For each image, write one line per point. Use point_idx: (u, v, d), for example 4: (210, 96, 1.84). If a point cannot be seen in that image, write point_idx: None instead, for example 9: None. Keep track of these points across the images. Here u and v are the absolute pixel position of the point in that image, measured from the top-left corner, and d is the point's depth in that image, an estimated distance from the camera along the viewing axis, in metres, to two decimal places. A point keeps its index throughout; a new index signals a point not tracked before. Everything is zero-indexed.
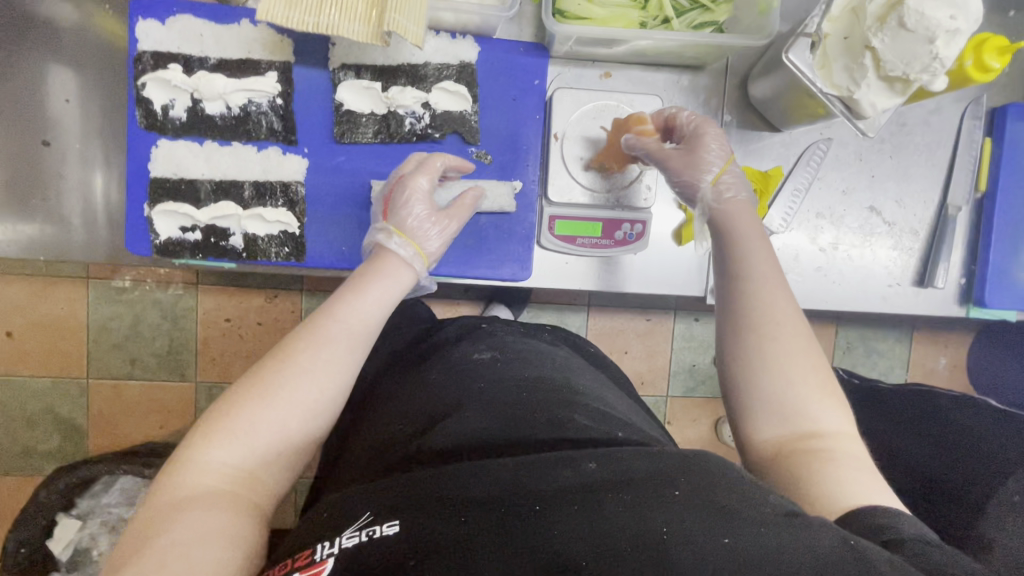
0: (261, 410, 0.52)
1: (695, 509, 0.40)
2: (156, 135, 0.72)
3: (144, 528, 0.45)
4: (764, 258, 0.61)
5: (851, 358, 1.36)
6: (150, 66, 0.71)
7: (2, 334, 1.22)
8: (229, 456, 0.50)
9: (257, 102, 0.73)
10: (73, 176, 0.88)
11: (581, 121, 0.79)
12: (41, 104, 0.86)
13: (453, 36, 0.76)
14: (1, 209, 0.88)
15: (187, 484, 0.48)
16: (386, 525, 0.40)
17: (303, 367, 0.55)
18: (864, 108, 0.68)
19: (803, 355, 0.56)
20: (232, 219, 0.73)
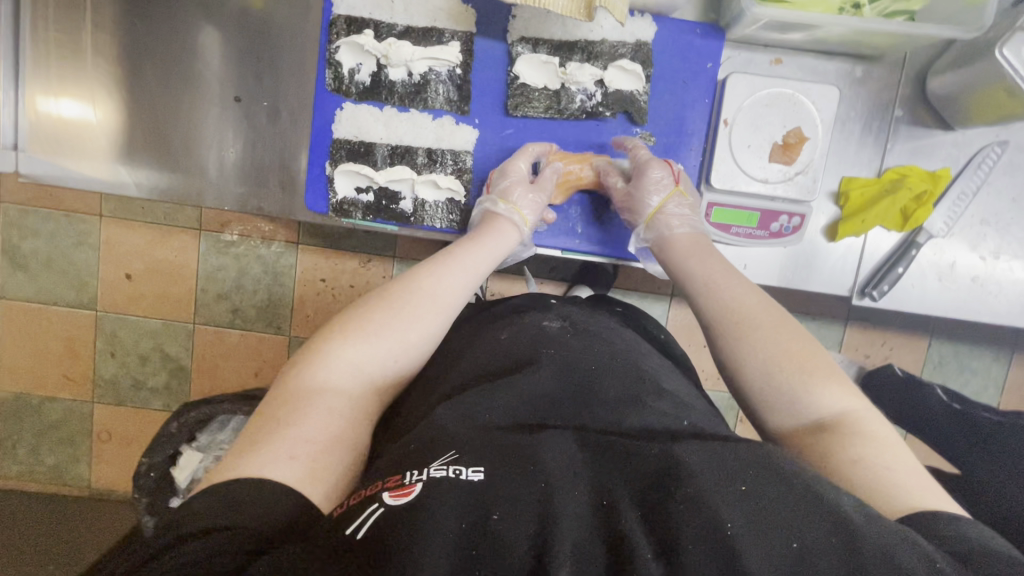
0: (387, 325, 0.59)
1: (772, 514, 0.35)
2: (341, 98, 0.76)
3: (267, 419, 0.49)
4: (742, 284, 0.64)
5: (941, 372, 1.25)
6: (344, 31, 0.74)
7: (122, 275, 1.22)
8: (341, 368, 0.55)
9: (437, 71, 0.75)
10: (210, 119, 0.85)
11: (752, 109, 0.77)
12: (200, 47, 0.83)
13: (631, 15, 0.76)
14: (143, 151, 0.86)
15: (318, 377, 0.54)
16: (470, 470, 0.38)
17: (422, 296, 0.63)
18: None
19: (785, 340, 0.57)
20: (406, 184, 0.76)
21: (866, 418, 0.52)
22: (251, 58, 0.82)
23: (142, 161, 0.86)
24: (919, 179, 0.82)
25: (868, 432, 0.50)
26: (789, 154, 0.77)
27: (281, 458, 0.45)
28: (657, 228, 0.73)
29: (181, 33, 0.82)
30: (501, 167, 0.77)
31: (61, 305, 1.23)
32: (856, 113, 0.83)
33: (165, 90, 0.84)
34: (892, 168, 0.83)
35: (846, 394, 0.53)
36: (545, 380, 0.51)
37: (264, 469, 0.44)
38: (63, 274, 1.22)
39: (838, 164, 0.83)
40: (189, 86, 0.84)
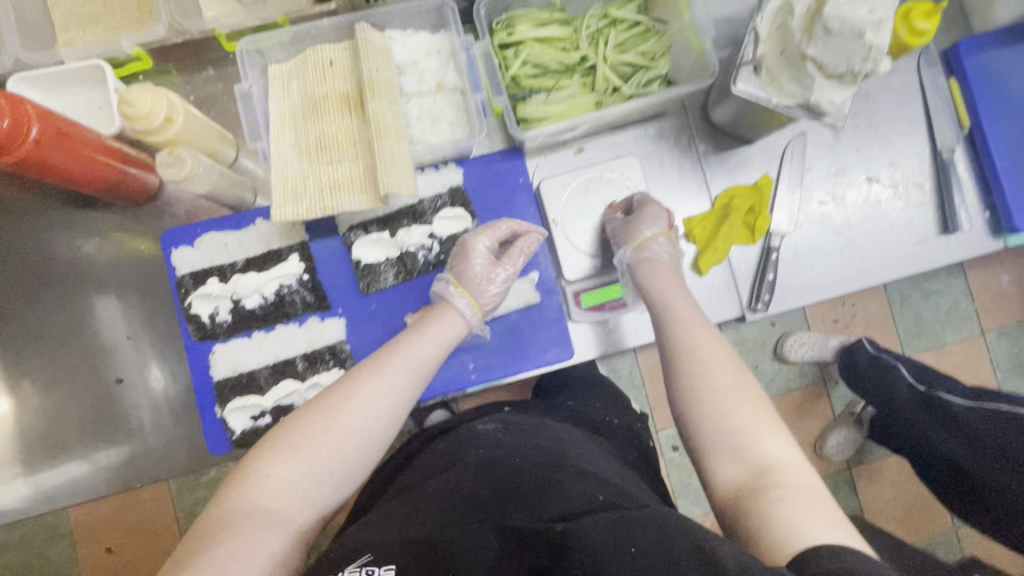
0: (324, 433, 0.57)
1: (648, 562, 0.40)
2: (209, 342, 0.79)
3: (196, 534, 0.50)
4: (694, 316, 0.66)
5: (910, 306, 1.27)
6: (192, 287, 0.79)
7: (103, 552, 1.17)
8: (286, 471, 0.54)
9: (287, 284, 0.80)
10: (132, 371, 0.91)
11: (571, 201, 0.85)
12: (100, 328, 0.90)
13: (437, 168, 0.83)
14: (79, 435, 0.90)
15: (250, 497, 0.52)
16: (384, 569, 0.45)
17: (361, 401, 0.59)
18: (825, 106, 0.71)
19: (732, 374, 0.59)
20: (294, 395, 0.78)
21: (802, 466, 0.52)
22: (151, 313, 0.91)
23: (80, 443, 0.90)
24: (745, 196, 0.88)
25: (798, 479, 0.50)
26: None
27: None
28: (646, 252, 0.75)
29: (81, 327, 0.90)
30: (462, 242, 0.77)
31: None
32: (667, 162, 0.90)
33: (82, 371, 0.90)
34: (720, 194, 0.90)
35: (789, 446, 0.54)
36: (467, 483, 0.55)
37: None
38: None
39: (674, 209, 0.90)
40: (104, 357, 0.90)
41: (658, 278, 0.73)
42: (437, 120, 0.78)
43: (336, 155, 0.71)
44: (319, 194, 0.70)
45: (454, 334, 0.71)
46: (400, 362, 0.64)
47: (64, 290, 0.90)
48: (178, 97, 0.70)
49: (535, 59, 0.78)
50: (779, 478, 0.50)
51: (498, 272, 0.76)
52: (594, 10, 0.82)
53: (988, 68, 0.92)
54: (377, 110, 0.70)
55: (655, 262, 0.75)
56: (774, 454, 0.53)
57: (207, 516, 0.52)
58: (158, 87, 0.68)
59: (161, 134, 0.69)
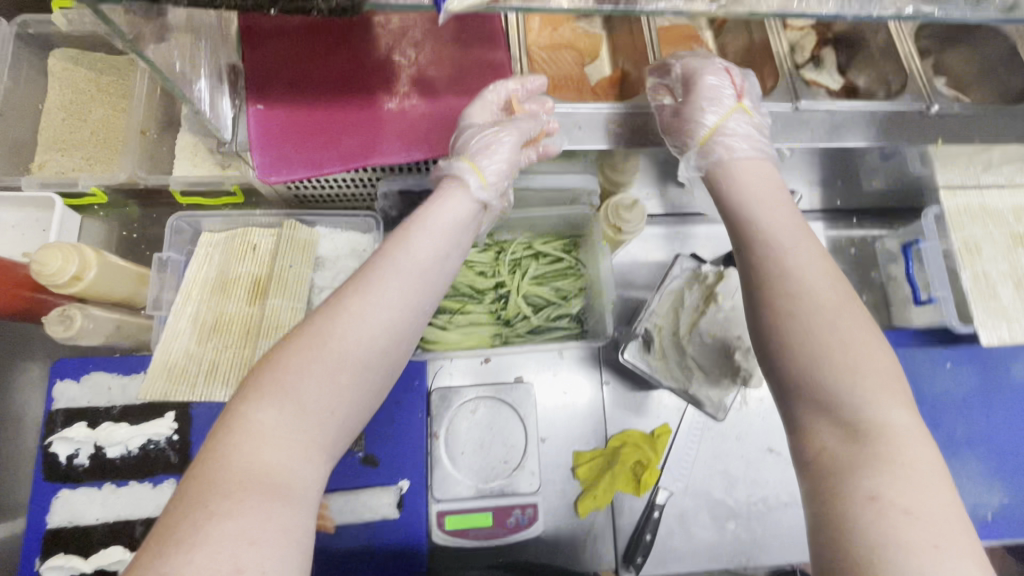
0: (306, 368, 0.45)
1: None
2: (57, 484, 0.77)
3: (177, 513, 0.39)
4: (839, 298, 0.48)
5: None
6: (60, 424, 0.78)
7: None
8: (290, 420, 0.44)
9: (155, 440, 0.79)
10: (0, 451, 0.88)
11: (458, 418, 0.85)
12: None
13: None
14: None
15: (240, 458, 0.41)
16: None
17: (348, 324, 0.46)
18: (702, 399, 0.72)
19: (873, 358, 0.46)
20: (121, 563, 0.75)
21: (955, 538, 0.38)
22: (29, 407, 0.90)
23: None
24: (636, 444, 0.86)
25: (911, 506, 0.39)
26: (506, 453, 0.83)
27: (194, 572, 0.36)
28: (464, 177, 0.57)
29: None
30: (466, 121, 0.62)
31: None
32: (571, 390, 0.90)
33: None
34: (613, 435, 0.88)
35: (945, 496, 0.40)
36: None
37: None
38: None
39: (567, 439, 0.88)
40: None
41: (743, 165, 0.58)
42: None
43: (223, 340, 0.73)
44: (197, 376, 0.72)
45: (469, 220, 0.55)
46: (399, 270, 0.49)
47: None
48: (94, 252, 0.74)
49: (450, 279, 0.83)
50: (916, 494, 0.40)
51: (511, 163, 0.60)
52: (520, 239, 0.87)
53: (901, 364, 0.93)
54: (275, 308, 0.74)
55: (450, 188, 0.56)
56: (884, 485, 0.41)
57: (201, 476, 0.41)
58: (74, 245, 0.73)
59: (73, 287, 0.72)
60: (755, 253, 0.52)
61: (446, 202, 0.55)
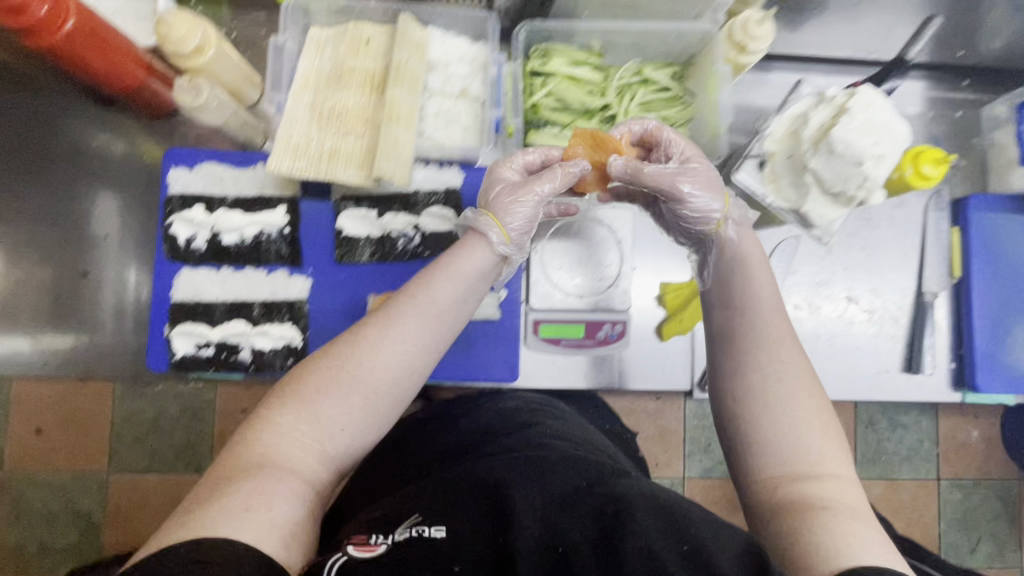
0: (328, 388, 0.53)
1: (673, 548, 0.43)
2: (178, 263, 0.82)
3: (218, 470, 0.50)
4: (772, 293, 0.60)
5: (875, 432, 1.31)
6: (178, 206, 0.81)
7: (31, 430, 1.19)
8: (307, 431, 0.52)
9: (268, 231, 0.83)
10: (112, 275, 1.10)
11: (558, 234, 0.85)
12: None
13: (440, 166, 0.85)
14: None
15: (265, 449, 0.51)
16: (433, 527, 0.46)
17: (361, 391, 0.54)
18: (815, 218, 0.74)
19: (796, 381, 0.56)
20: (241, 337, 0.81)
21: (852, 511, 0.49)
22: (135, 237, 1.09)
23: None
24: None
25: (831, 493, 0.50)
26: (602, 273, 0.86)
27: (226, 512, 0.45)
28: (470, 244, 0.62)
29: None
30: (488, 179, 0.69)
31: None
32: None
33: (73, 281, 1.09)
34: None
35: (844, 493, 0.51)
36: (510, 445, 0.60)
37: (218, 527, 0.44)
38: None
39: (656, 271, 0.90)
40: (86, 275, 1.10)
41: (745, 247, 0.62)
42: (452, 122, 0.82)
43: (343, 128, 0.74)
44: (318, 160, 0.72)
45: (484, 271, 0.61)
46: (414, 304, 0.57)
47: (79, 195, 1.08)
48: (216, 31, 0.73)
49: (561, 94, 0.83)
50: (833, 491, 0.51)
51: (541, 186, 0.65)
52: (631, 65, 0.85)
53: (991, 227, 0.93)
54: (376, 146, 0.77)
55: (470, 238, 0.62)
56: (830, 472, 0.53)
57: (234, 457, 0.51)
58: (197, 18, 0.72)
59: (192, 60, 0.73)
60: (728, 282, 0.62)
61: (470, 239, 0.62)
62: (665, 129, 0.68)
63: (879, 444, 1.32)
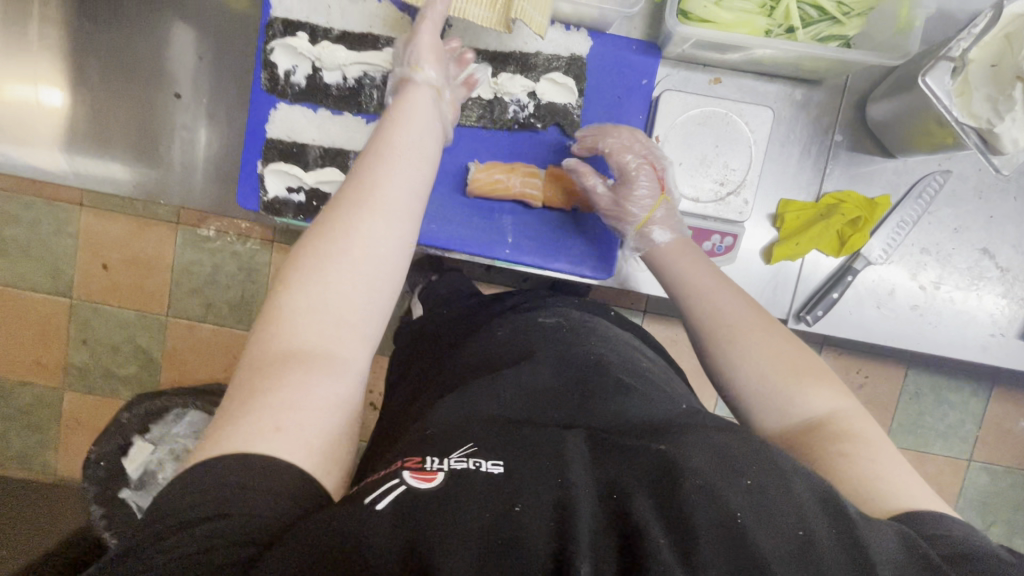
0: (331, 256, 0.48)
1: (766, 500, 0.38)
2: (276, 98, 0.76)
3: (242, 381, 0.44)
4: (733, 292, 0.63)
5: (918, 404, 1.25)
6: (280, 32, 0.74)
7: (99, 264, 1.24)
8: (319, 298, 0.47)
9: (371, 75, 0.76)
10: (179, 119, 0.88)
11: (684, 126, 0.77)
12: (152, 49, 0.86)
13: (567, 28, 0.76)
14: (114, 144, 0.88)
15: (284, 333, 0.46)
16: (489, 463, 0.40)
17: (375, 240, 0.50)
18: (1004, 144, 0.63)
19: (773, 342, 0.58)
20: (335, 186, 0.77)
21: (870, 444, 0.50)
22: (217, 54, 0.86)
23: (109, 153, 0.88)
24: (856, 206, 0.81)
25: (853, 430, 0.51)
26: (723, 178, 0.77)
27: (265, 432, 0.41)
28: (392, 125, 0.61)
29: (149, 29, 0.85)
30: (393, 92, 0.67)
31: (36, 291, 1.25)
32: (797, 137, 0.82)
33: (156, 102, 0.87)
34: (829, 193, 0.82)
35: (837, 395, 0.54)
36: (539, 378, 0.53)
37: (252, 444, 0.40)
38: (42, 260, 1.24)
39: (775, 186, 0.83)
40: (178, 97, 0.87)
41: (668, 250, 0.71)
42: None
43: None
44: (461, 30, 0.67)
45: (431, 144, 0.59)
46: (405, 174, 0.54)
47: None
48: None
49: None
50: (846, 425, 0.52)
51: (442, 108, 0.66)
52: None
53: None
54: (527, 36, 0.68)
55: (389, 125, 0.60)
56: (823, 406, 0.54)
57: (252, 352, 0.46)
58: None
59: None
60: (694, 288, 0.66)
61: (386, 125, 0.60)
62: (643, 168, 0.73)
63: (919, 417, 1.26)
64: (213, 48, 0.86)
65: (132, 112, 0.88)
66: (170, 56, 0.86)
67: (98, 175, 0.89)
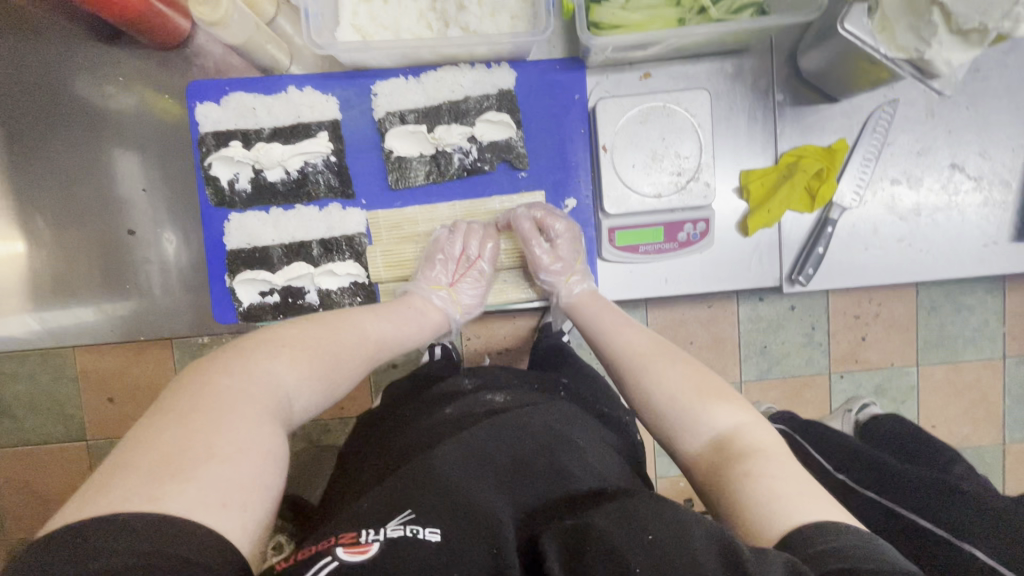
0: (302, 356, 0.54)
1: (666, 556, 0.38)
2: (226, 209, 0.77)
3: (185, 434, 0.42)
4: (648, 337, 0.65)
5: (938, 317, 1.23)
6: (213, 147, 0.75)
7: (105, 400, 1.23)
8: (285, 389, 0.51)
9: (313, 163, 0.76)
10: (137, 251, 0.88)
11: (627, 128, 0.77)
12: (99, 188, 0.86)
13: (489, 66, 0.76)
14: (84, 290, 0.88)
15: (234, 400, 0.46)
16: (426, 530, 0.44)
17: (348, 350, 0.59)
18: (939, 67, 0.63)
19: (685, 386, 0.58)
20: (306, 278, 0.77)
21: (771, 462, 0.49)
22: (160, 171, 0.86)
23: (81, 300, 0.88)
24: (814, 158, 0.81)
25: (762, 451, 0.50)
26: (680, 169, 0.77)
27: (210, 499, 0.39)
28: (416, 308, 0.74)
29: (93, 171, 0.85)
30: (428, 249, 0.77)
31: (50, 442, 1.24)
32: (739, 107, 0.82)
33: (115, 240, 0.87)
34: (786, 152, 0.82)
35: (755, 430, 0.53)
36: (478, 441, 0.55)
37: (182, 501, 0.38)
38: (49, 412, 1.23)
39: (733, 159, 0.82)
40: (132, 232, 0.87)
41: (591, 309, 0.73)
42: (499, 9, 0.72)
43: None
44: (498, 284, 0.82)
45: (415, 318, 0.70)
46: (371, 314, 0.65)
47: (65, 141, 0.85)
48: None
49: None
50: (758, 456, 0.49)
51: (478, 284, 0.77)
52: None
53: None
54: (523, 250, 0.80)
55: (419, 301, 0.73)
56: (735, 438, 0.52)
57: (192, 405, 0.44)
58: None
59: None
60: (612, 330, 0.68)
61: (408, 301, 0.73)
62: (558, 221, 0.76)
63: (942, 329, 1.25)
64: (154, 171, 0.86)
65: (94, 255, 0.88)
66: (114, 192, 0.86)
67: (76, 325, 0.89)
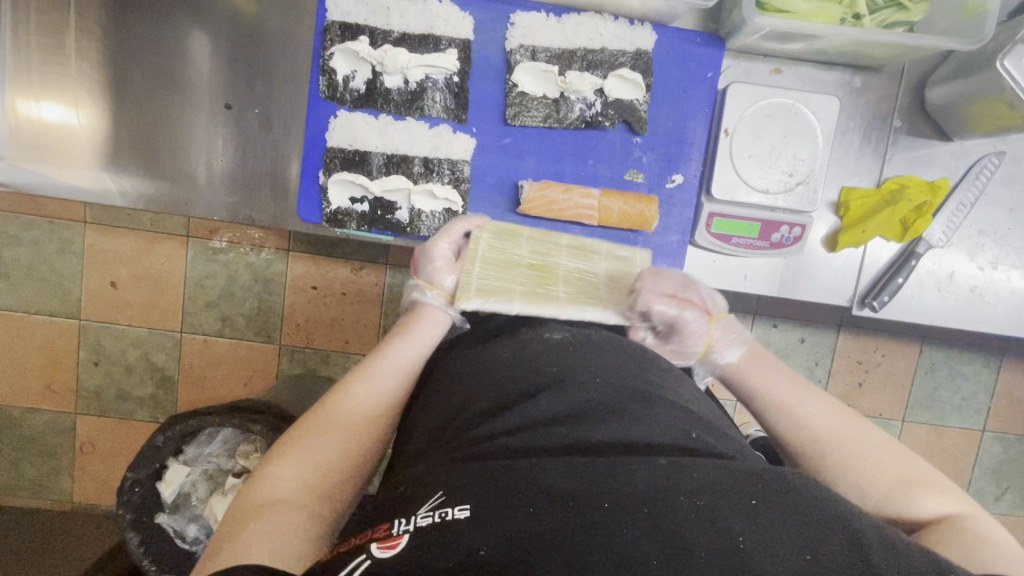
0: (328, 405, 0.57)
1: (776, 521, 0.34)
2: (336, 105, 0.74)
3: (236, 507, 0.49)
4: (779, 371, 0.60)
5: (933, 379, 1.27)
6: (338, 37, 0.72)
7: (107, 283, 1.14)
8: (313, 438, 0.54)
9: (434, 78, 0.74)
10: (207, 128, 0.81)
11: (753, 118, 0.76)
12: (190, 52, 0.80)
13: (631, 23, 0.75)
14: (145, 156, 0.82)
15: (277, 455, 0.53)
16: (456, 509, 0.37)
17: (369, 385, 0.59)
18: None
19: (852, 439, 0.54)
20: (401, 193, 0.75)
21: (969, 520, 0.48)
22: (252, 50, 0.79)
23: (137, 165, 0.82)
24: (920, 190, 0.81)
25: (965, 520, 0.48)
26: (795, 169, 0.77)
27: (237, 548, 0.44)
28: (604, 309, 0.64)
29: (187, 32, 0.79)
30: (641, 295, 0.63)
31: (42, 313, 1.15)
32: (856, 124, 0.82)
33: (204, 110, 0.81)
34: (889, 179, 0.83)
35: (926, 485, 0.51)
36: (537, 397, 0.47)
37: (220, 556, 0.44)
38: (47, 281, 1.14)
39: (838, 174, 0.83)
40: (229, 107, 0.80)
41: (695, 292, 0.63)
42: None
43: None
44: None
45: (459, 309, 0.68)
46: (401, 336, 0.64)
47: None
48: None
49: None
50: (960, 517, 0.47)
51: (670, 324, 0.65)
52: None
53: None
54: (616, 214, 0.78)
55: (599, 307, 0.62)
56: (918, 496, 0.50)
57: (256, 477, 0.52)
58: None
59: None
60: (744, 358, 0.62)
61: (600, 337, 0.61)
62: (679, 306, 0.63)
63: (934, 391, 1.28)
64: (247, 48, 0.80)
65: (167, 122, 0.81)
66: (202, 60, 0.80)
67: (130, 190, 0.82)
